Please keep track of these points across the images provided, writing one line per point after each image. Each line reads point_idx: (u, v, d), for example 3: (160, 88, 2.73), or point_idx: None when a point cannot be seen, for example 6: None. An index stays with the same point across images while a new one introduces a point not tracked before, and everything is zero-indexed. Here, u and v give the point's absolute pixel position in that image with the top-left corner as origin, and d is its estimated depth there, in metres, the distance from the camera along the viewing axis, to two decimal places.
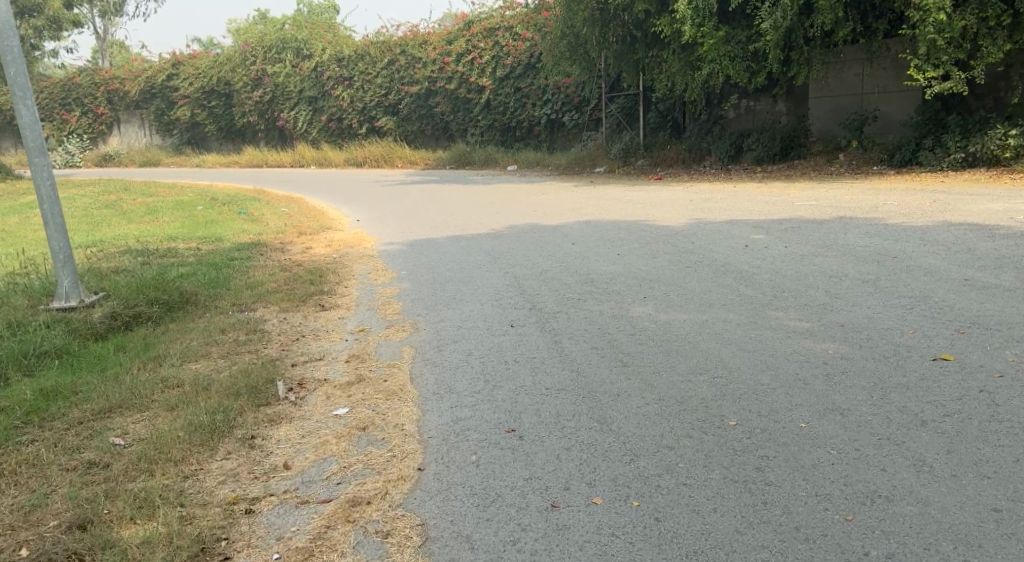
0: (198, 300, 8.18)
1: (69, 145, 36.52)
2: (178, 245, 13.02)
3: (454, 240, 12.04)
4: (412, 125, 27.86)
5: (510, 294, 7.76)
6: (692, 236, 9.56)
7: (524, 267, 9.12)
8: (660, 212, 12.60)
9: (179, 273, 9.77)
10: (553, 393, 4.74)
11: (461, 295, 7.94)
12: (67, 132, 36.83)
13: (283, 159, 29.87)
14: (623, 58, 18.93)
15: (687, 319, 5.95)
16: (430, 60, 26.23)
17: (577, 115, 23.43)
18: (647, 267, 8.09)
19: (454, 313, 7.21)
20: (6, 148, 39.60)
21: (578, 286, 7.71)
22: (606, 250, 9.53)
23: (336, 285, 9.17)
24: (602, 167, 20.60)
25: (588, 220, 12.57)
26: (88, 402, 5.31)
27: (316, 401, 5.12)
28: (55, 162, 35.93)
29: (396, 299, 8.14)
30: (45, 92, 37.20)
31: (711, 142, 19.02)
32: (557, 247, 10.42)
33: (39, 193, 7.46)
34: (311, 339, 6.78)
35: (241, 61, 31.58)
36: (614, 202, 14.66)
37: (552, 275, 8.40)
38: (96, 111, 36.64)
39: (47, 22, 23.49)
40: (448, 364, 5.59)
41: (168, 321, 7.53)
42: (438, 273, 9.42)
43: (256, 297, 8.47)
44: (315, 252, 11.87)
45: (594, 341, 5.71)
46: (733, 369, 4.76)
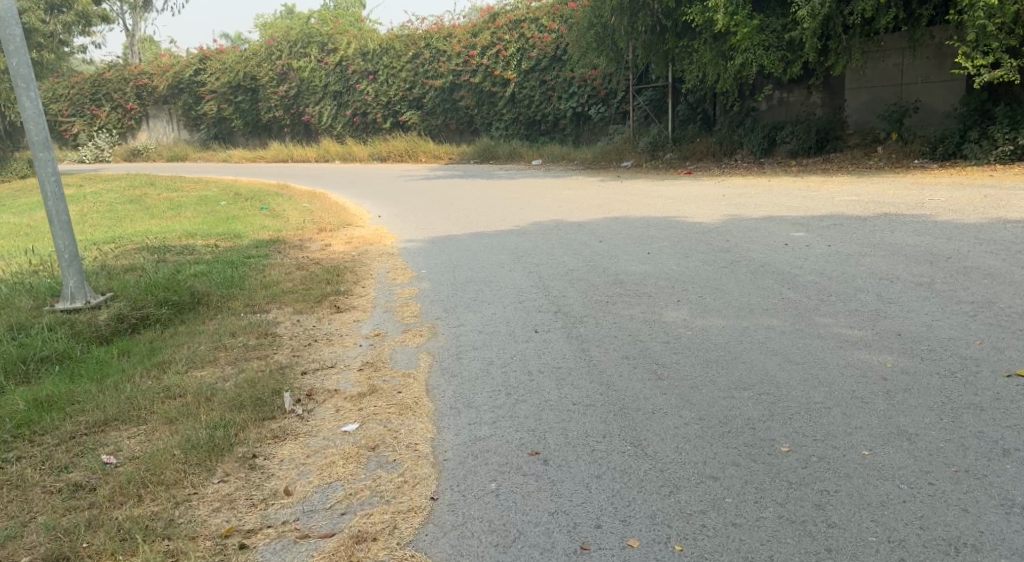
0: (209, 300, 7.83)
1: (97, 140, 36.56)
2: (195, 242, 12.70)
3: (478, 237, 11.64)
4: (436, 119, 27.49)
5: (535, 296, 7.36)
6: (728, 234, 9.10)
7: (549, 267, 8.71)
8: (691, 208, 12.14)
9: (193, 271, 9.43)
10: (581, 410, 4.33)
11: (482, 297, 7.56)
12: (96, 127, 36.91)
13: (307, 154, 29.63)
14: (653, 49, 18.42)
15: (726, 325, 5.51)
16: (454, 53, 25.82)
17: (603, 108, 22.93)
18: (680, 267, 7.66)
19: (475, 317, 6.84)
20: None
21: (607, 288, 7.28)
22: (636, 248, 9.10)
23: (353, 285, 8.82)
24: (630, 161, 20.13)
25: (617, 217, 12.12)
26: (83, 413, 4.96)
27: (325, 415, 4.74)
28: (84, 158, 35.98)
29: (415, 300, 7.77)
30: (75, 88, 37.31)
31: (743, 135, 18.47)
32: (585, 244, 10.00)
33: (44, 190, 7.13)
34: (324, 344, 6.42)
35: (267, 55, 31.37)
36: (643, 197, 14.19)
37: (579, 276, 7.98)
38: (124, 105, 36.64)
39: (76, 18, 23.24)
40: (466, 375, 5.21)
41: (178, 324, 7.19)
42: (459, 272, 9.04)
43: (271, 298, 8.11)
44: (335, 249, 11.51)
45: (625, 349, 5.30)
46: (781, 385, 4.31)
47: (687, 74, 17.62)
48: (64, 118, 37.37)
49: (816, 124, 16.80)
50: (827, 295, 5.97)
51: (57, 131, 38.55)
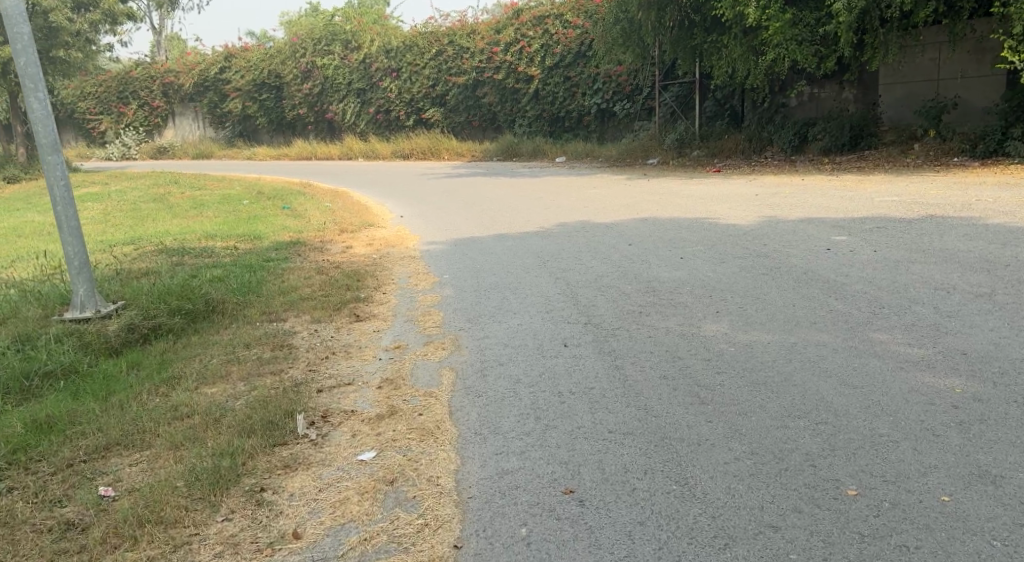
0: (223, 309, 7.51)
1: (125, 138, 36.58)
2: (214, 243, 12.44)
3: (502, 239, 11.28)
4: (459, 117, 27.13)
5: (563, 305, 7.00)
6: (765, 237, 8.70)
7: (578, 272, 8.34)
8: (723, 208, 11.73)
9: (210, 276, 9.14)
10: (617, 439, 4.02)
11: (508, 306, 7.21)
12: (124, 125, 36.93)
13: (331, 152, 29.38)
14: (681, 44, 17.98)
15: (771, 341, 5.13)
16: (478, 50, 25.44)
17: (629, 105, 22.45)
18: (716, 274, 7.28)
19: (500, 328, 6.48)
20: (69, 142, 40.02)
21: (640, 297, 6.91)
22: (669, 252, 8.70)
23: (373, 291, 8.50)
24: (656, 159, 19.71)
25: (646, 218, 11.70)
26: (83, 437, 4.66)
27: (340, 440, 4.42)
28: (111, 155, 36.01)
29: (437, 309, 7.45)
30: (104, 86, 37.40)
31: (774, 132, 17.97)
32: (613, 248, 9.61)
33: (53, 195, 6.83)
34: (341, 357, 6.10)
35: (291, 53, 31.16)
36: (673, 197, 13.78)
37: (609, 283, 7.61)
38: (151, 103, 36.64)
39: (102, 16, 23.18)
40: (491, 394, 4.86)
41: (190, 334, 6.89)
42: (483, 278, 8.68)
43: (288, 306, 7.79)
44: (356, 251, 11.20)
45: (662, 367, 4.93)
46: (840, 415, 4.01)
47: (717, 70, 17.17)
48: (92, 116, 37.57)
49: (850, 121, 16.27)
50: (877, 307, 5.56)
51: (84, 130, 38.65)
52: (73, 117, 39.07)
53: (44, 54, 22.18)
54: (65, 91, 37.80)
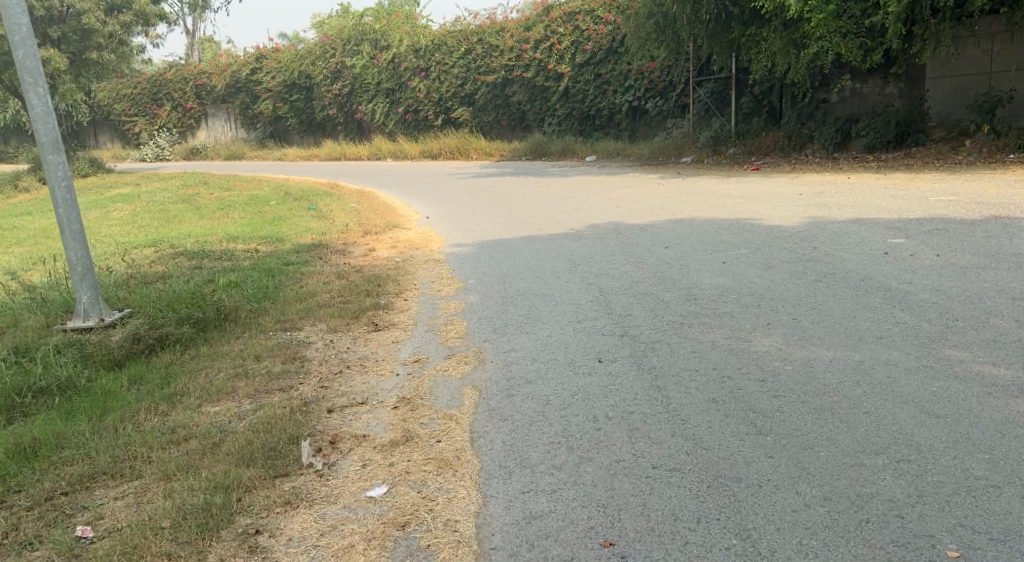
0: (234, 316, 7.06)
1: (159, 139, 36.56)
2: (235, 246, 12.04)
3: (530, 241, 10.79)
4: (488, 116, 26.65)
5: (596, 314, 6.52)
6: (815, 241, 8.28)
7: (611, 278, 7.85)
8: (764, 208, 11.19)
9: (227, 281, 8.73)
10: (664, 478, 3.57)
11: (537, 315, 6.72)
12: (158, 126, 36.94)
13: (360, 152, 29.02)
14: (718, 38, 17.43)
15: (833, 359, 4.66)
16: (507, 48, 24.95)
17: (662, 102, 21.92)
18: (763, 282, 6.80)
19: (528, 340, 6.00)
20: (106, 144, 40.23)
21: (680, 307, 6.41)
22: (709, 255, 8.20)
23: (394, 297, 8.05)
24: (689, 157, 19.12)
25: (682, 218, 11.17)
26: (69, 465, 4.22)
27: (348, 471, 3.94)
28: (145, 156, 35.99)
29: (460, 318, 6.98)
30: (139, 88, 37.53)
31: (815, 128, 17.32)
32: (648, 251, 9.10)
33: (54, 196, 6.38)
34: (356, 372, 5.66)
35: (321, 54, 30.93)
36: (709, 196, 13.23)
37: (647, 290, 7.13)
38: (184, 105, 36.60)
39: (134, 18, 22.80)
40: (519, 418, 4.39)
41: (200, 345, 6.42)
42: (511, 283, 8.21)
43: (304, 313, 7.36)
44: (378, 254, 10.76)
45: (710, 388, 4.42)
46: (924, 451, 3.59)
47: (755, 65, 16.59)
48: (127, 117, 37.86)
49: (896, 116, 15.56)
50: (950, 319, 5.08)
51: (121, 132, 38.85)
52: (110, 119, 39.25)
53: (75, 55, 22.01)
54: (101, 93, 38.07)
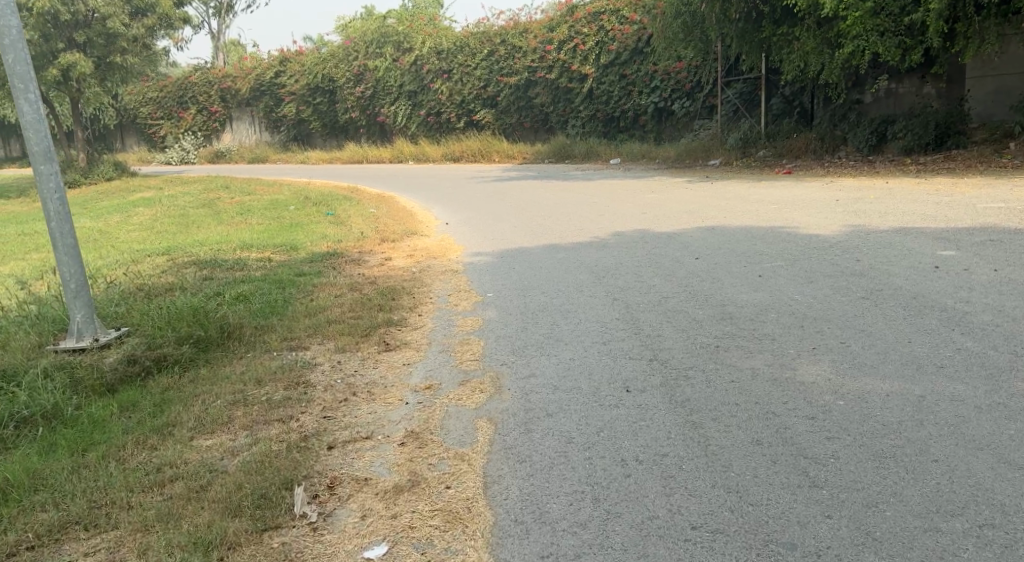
0: (238, 334, 6.65)
1: (184, 142, 36.42)
2: (249, 254, 11.67)
3: (552, 250, 10.36)
4: (511, 118, 26.22)
5: (622, 334, 6.08)
6: (857, 254, 7.94)
7: (638, 292, 7.41)
8: (800, 215, 10.76)
9: (236, 294, 8.33)
10: (705, 543, 3.25)
11: (559, 335, 6.28)
12: (183, 130, 36.82)
13: (382, 155, 28.66)
14: (748, 38, 16.88)
15: (892, 393, 4.26)
16: (530, 50, 24.54)
17: (688, 103, 21.39)
18: (806, 301, 6.42)
19: (549, 364, 5.56)
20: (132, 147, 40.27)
21: (715, 327, 5.99)
22: (744, 268, 7.80)
23: (408, 313, 7.64)
24: (717, 159, 18.63)
25: (712, 225, 10.72)
26: (39, 511, 3.84)
27: (347, 524, 3.57)
28: (170, 159, 35.85)
29: (476, 337, 6.55)
30: (165, 91, 37.46)
31: (849, 130, 16.74)
32: (677, 261, 8.66)
33: (46, 209, 6.01)
34: (361, 399, 5.24)
35: (345, 56, 30.71)
36: (739, 202, 12.74)
37: (677, 307, 6.68)
38: (209, 109, 36.46)
39: (158, 21, 22.45)
40: (539, 459, 3.95)
41: (200, 366, 6.01)
42: (531, 297, 7.77)
43: (312, 331, 6.97)
44: (394, 263, 10.37)
45: (753, 427, 4.02)
46: (1010, 514, 3.26)
47: (786, 65, 16.06)
48: (154, 120, 37.86)
49: (934, 118, 15.04)
50: (1017, 347, 4.73)
51: (147, 135, 38.90)
52: (136, 122, 39.25)
53: (100, 59, 21.85)
54: (128, 97, 38.11)
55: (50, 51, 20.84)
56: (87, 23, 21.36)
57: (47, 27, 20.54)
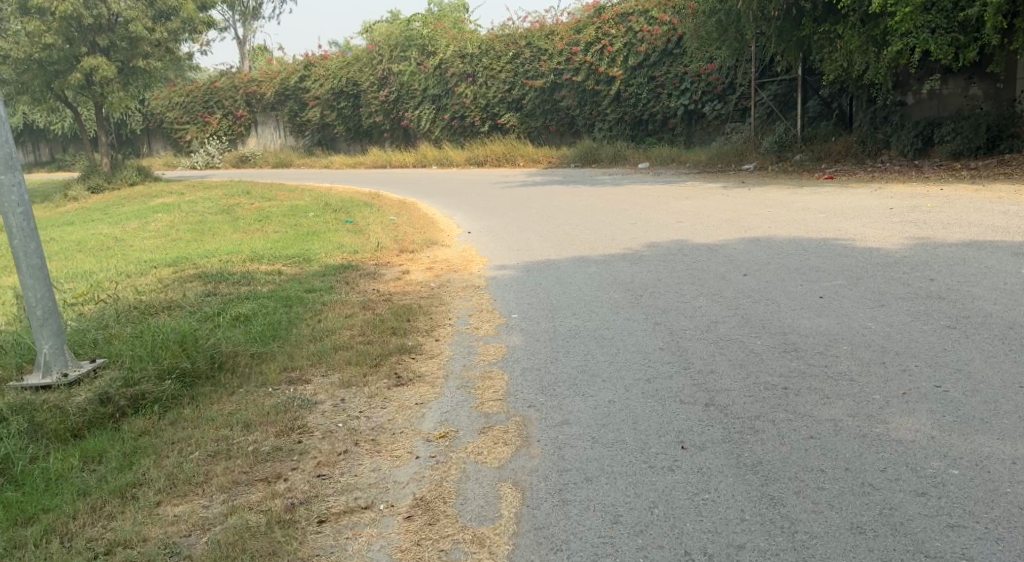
0: (230, 365, 5.89)
1: (209, 147, 35.91)
2: (258, 267, 10.95)
3: (582, 262, 9.57)
4: (536, 121, 25.38)
5: (669, 370, 5.25)
6: (929, 271, 7.13)
7: (683, 315, 6.57)
8: (851, 224, 9.96)
9: (236, 315, 7.56)
10: None
11: (595, 369, 5.44)
12: (208, 134, 36.36)
13: (405, 159, 27.82)
14: (786, 38, 16.01)
15: (1018, 462, 3.65)
16: (556, 51, 23.73)
17: (720, 105, 20.60)
18: (879, 330, 5.65)
19: (586, 409, 4.74)
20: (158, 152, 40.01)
21: (778, 362, 5.18)
22: (801, 288, 6.99)
23: (424, 336, 6.86)
24: (751, 163, 17.77)
25: (757, 235, 9.91)
26: None
27: None
28: (195, 164, 35.34)
29: (500, 369, 5.77)
30: (191, 96, 37.06)
31: (891, 134, 16.00)
32: (722, 277, 7.80)
33: (8, 226, 5.26)
34: (366, 448, 4.46)
35: (369, 60, 30.11)
36: (783, 209, 11.89)
37: (730, 335, 5.85)
38: (234, 113, 35.97)
39: (181, 24, 21.81)
40: (577, 548, 3.34)
41: (184, 406, 5.24)
42: (562, 319, 6.96)
43: (315, 360, 6.20)
44: (412, 277, 9.63)
45: (851, 507, 3.44)
46: None
47: (827, 66, 15.17)
48: (180, 125, 37.43)
49: (986, 120, 14.20)
50: None
51: (174, 140, 38.60)
52: (161, 126, 38.89)
53: (124, 64, 21.33)
54: (155, 101, 37.86)
55: (72, 56, 20.38)
56: (110, 27, 20.86)
57: (70, 31, 20.06)
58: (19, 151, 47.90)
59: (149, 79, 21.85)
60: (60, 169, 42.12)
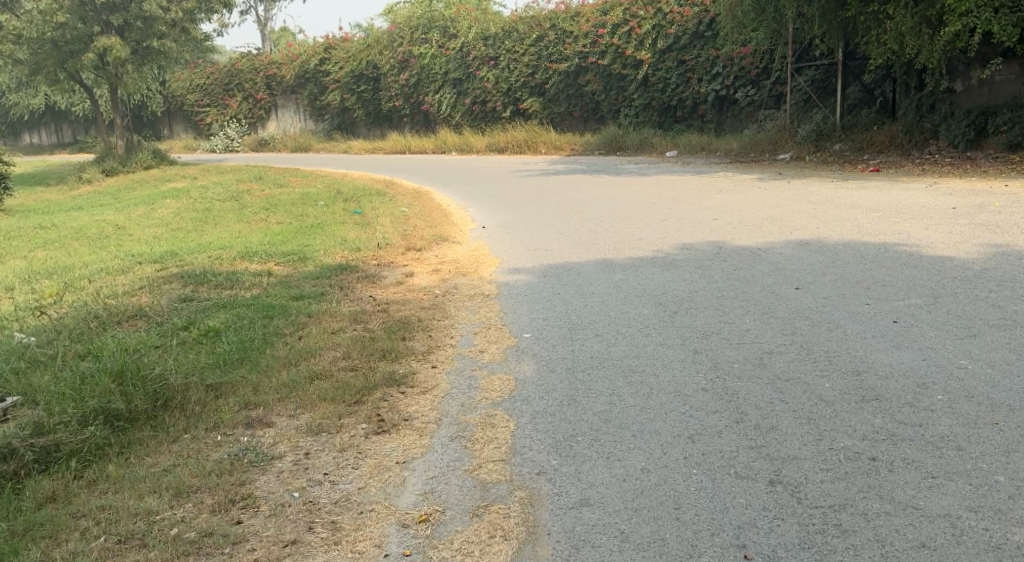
0: (177, 402, 4.89)
1: (228, 130, 34.86)
2: (249, 265, 9.92)
3: (606, 266, 8.45)
4: (559, 107, 24.16)
5: (717, 424, 4.13)
6: (1016, 289, 6.01)
7: (728, 343, 5.44)
8: (908, 225, 8.80)
9: (205, 331, 6.54)
10: None
11: (622, 420, 4.32)
12: (228, 117, 35.38)
13: (424, 145, 26.63)
14: (829, 18, 14.65)
15: None
16: (582, 34, 22.53)
17: (753, 91, 19.46)
18: (977, 370, 4.53)
19: (610, 481, 3.65)
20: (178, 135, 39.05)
21: (858, 416, 4.06)
22: (870, 309, 5.85)
23: (416, 361, 5.79)
24: (787, 152, 16.54)
25: (804, 237, 8.75)
26: None
27: None
28: (215, 147, 34.37)
29: (504, 412, 4.68)
30: (211, 78, 36.11)
31: (940, 122, 14.76)
32: (770, 291, 6.66)
33: None
34: (323, 542, 3.47)
35: (389, 42, 29.00)
36: (829, 206, 10.72)
37: (791, 374, 4.72)
38: (255, 95, 34.96)
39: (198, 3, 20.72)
40: None
41: (108, 462, 4.28)
42: (583, 343, 5.83)
43: (284, 393, 5.14)
44: (415, 281, 8.54)
45: None
46: None
47: (874, 48, 13.87)
48: (200, 108, 36.52)
49: None
50: None
51: (194, 123, 37.68)
52: (182, 109, 37.96)
53: (138, 45, 20.30)
54: (175, 83, 36.96)
55: (86, 35, 19.38)
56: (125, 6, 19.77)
57: (83, 10, 19.05)
58: (42, 132, 47.22)
59: (164, 61, 20.85)
60: (80, 152, 41.30)
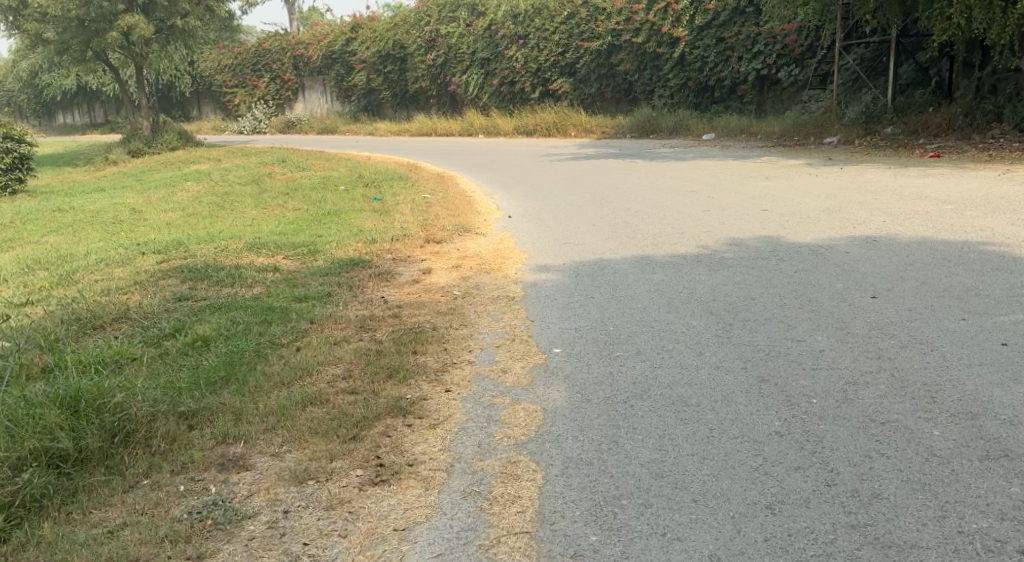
0: (141, 436, 4.06)
1: (255, 111, 34.17)
2: (254, 259, 9.10)
3: (646, 264, 7.55)
4: (590, 88, 23.11)
5: (806, 487, 3.31)
6: None
7: (800, 367, 4.54)
8: (986, 221, 7.81)
9: (192, 341, 5.72)
10: None
11: (680, 473, 3.48)
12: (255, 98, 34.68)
13: (450, 127, 25.72)
14: None
15: None
16: (615, 11, 21.40)
17: (796, 70, 18.50)
18: None
19: None
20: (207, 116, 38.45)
21: (988, 483, 3.25)
22: (971, 327, 4.91)
23: (426, 382, 4.92)
24: (835, 135, 15.45)
25: (869, 233, 7.76)
26: None
27: None
28: (242, 129, 33.76)
29: (528, 458, 3.82)
30: (239, 58, 35.41)
31: (1005, 104, 13.66)
32: (841, 299, 5.74)
33: None
34: None
35: (416, 21, 28.13)
36: (891, 196, 9.70)
37: (888, 413, 3.84)
38: (282, 76, 34.26)
39: None
40: None
41: (41, 521, 3.47)
42: (624, 363, 4.95)
43: (270, 422, 4.29)
44: (432, 279, 7.67)
45: None
46: None
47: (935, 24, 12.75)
48: (227, 88, 35.85)
49: None
50: None
51: (222, 104, 37.08)
52: (210, 90, 37.36)
53: (162, 23, 19.54)
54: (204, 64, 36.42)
55: (110, 14, 18.56)
56: None
57: None
58: (74, 113, 46.82)
59: (189, 40, 20.09)
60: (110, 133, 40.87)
